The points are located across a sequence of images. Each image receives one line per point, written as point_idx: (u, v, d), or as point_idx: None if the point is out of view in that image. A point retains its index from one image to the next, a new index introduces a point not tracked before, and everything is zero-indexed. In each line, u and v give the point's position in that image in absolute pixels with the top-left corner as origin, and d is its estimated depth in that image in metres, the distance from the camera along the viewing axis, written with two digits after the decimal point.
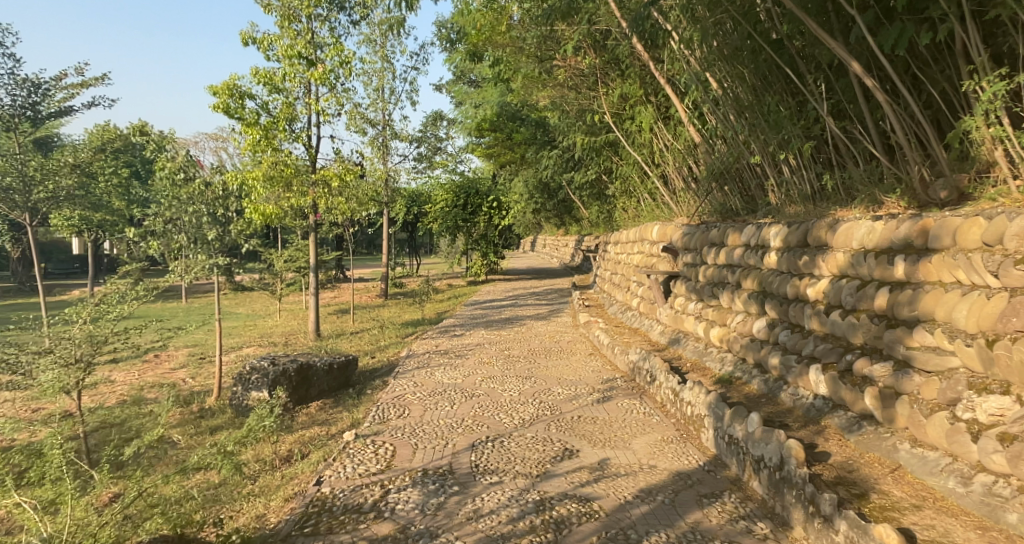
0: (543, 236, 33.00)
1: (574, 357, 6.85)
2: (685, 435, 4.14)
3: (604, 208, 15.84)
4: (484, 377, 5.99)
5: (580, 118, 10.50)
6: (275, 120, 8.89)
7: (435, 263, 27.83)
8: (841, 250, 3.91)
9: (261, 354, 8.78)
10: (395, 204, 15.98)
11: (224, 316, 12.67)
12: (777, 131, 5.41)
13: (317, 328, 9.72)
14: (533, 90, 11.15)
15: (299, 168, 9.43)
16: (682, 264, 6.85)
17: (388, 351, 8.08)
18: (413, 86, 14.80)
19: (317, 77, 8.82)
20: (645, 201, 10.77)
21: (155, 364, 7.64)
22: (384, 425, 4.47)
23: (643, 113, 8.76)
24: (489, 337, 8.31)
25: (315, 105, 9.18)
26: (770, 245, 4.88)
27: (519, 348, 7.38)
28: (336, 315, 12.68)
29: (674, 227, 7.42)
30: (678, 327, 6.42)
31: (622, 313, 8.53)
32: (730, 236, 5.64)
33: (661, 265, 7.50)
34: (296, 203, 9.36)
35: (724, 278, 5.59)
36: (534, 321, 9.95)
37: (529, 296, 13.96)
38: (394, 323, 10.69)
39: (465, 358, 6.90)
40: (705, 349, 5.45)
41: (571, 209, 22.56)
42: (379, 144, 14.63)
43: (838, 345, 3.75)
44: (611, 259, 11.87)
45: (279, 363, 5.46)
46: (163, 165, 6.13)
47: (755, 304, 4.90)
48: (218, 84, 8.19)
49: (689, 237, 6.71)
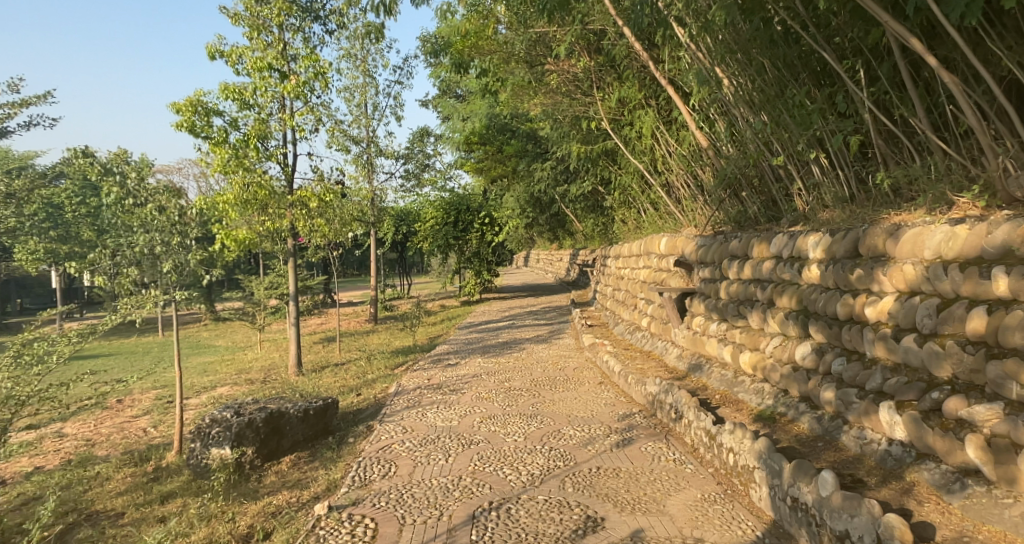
0: (536, 252, 32.30)
1: (581, 389, 6.14)
2: (730, 491, 3.45)
3: (601, 220, 15.20)
4: (483, 417, 5.27)
5: (573, 126, 9.87)
6: (246, 138, 8.20)
7: (427, 283, 27.09)
8: (908, 260, 3.22)
9: (238, 393, 8.02)
10: (383, 223, 15.31)
11: (202, 350, 11.89)
12: (805, 128, 4.66)
13: (299, 362, 8.96)
14: (522, 99, 10.53)
15: (274, 189, 8.73)
16: (697, 280, 6.18)
17: (375, 386, 7.34)
18: (398, 101, 14.19)
19: (290, 90, 8.17)
20: (647, 212, 10.11)
21: (115, 414, 6.88)
22: (365, 489, 3.74)
23: (644, 118, 8.13)
24: (485, 366, 7.57)
25: (290, 121, 8.49)
26: (809, 256, 4.20)
27: (519, 379, 6.67)
28: (322, 344, 11.91)
29: (684, 238, 6.78)
30: (697, 352, 5.73)
31: (629, 334, 7.82)
32: (757, 247, 4.96)
33: (673, 281, 6.82)
34: (271, 226, 8.65)
35: (752, 295, 4.90)
36: (534, 344, 9.24)
37: (527, 315, 13.24)
38: (383, 352, 9.93)
39: (459, 394, 6.18)
40: (734, 378, 4.76)
41: (564, 223, 21.91)
42: (364, 162, 14.00)
43: (915, 378, 3.07)
44: (612, 274, 11.17)
45: (244, 413, 4.75)
46: (108, 191, 5.42)
47: (795, 327, 4.21)
48: (181, 101, 7.50)
49: (704, 249, 6.05)
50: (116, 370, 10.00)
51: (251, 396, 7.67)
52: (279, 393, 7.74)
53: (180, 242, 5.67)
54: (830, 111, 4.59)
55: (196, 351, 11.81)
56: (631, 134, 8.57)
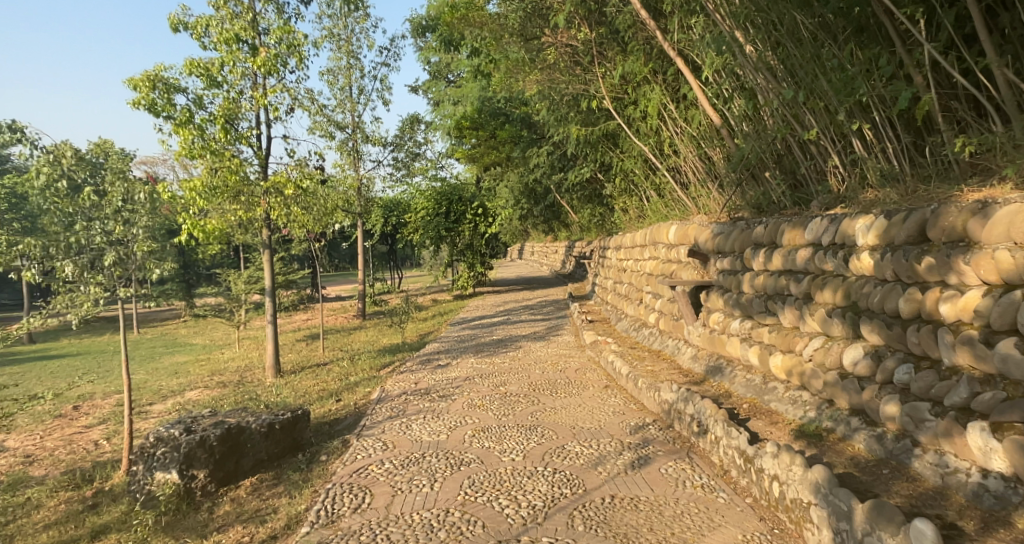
0: (531, 244, 31.70)
1: (584, 394, 5.49)
2: (777, 531, 2.82)
3: (598, 210, 14.58)
4: (475, 430, 4.62)
5: (572, 107, 9.22)
6: (212, 118, 7.55)
7: (418, 276, 26.44)
8: (1003, 246, 2.58)
9: (207, 398, 7.36)
10: (371, 214, 14.65)
11: (178, 349, 11.22)
12: (847, 94, 4.04)
13: (276, 363, 8.29)
14: (517, 78, 9.89)
15: (246, 176, 8.05)
16: (714, 271, 5.53)
17: (358, 390, 6.70)
18: (385, 84, 13.53)
19: (261, 64, 7.49)
20: (650, 199, 9.47)
21: (66, 425, 6.23)
22: (331, 529, 3.09)
23: (650, 94, 7.49)
24: (478, 367, 6.93)
25: (262, 99, 7.82)
26: (858, 242, 3.54)
27: (516, 383, 6.02)
28: (306, 342, 11.23)
29: (697, 226, 6.14)
30: (716, 352, 5.09)
31: (635, 332, 7.18)
32: (789, 233, 4.30)
33: (684, 273, 6.19)
34: (244, 216, 7.99)
35: (783, 289, 4.26)
36: (531, 341, 8.63)
37: (522, 310, 12.60)
38: (369, 350, 9.27)
39: (449, 401, 5.52)
40: (764, 384, 4.12)
41: (560, 214, 21.27)
42: (349, 149, 13.35)
43: (1018, 394, 2.43)
44: (613, 266, 10.55)
45: (196, 429, 4.10)
46: (36, 172, 4.65)
47: (840, 326, 3.55)
48: (138, 76, 6.98)
49: (722, 237, 5.40)
50: (81, 373, 9.32)
51: (223, 402, 7.00)
52: (253, 399, 7.08)
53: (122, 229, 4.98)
54: (877, 75, 3.98)
55: (171, 350, 11.12)
56: (635, 113, 7.93)
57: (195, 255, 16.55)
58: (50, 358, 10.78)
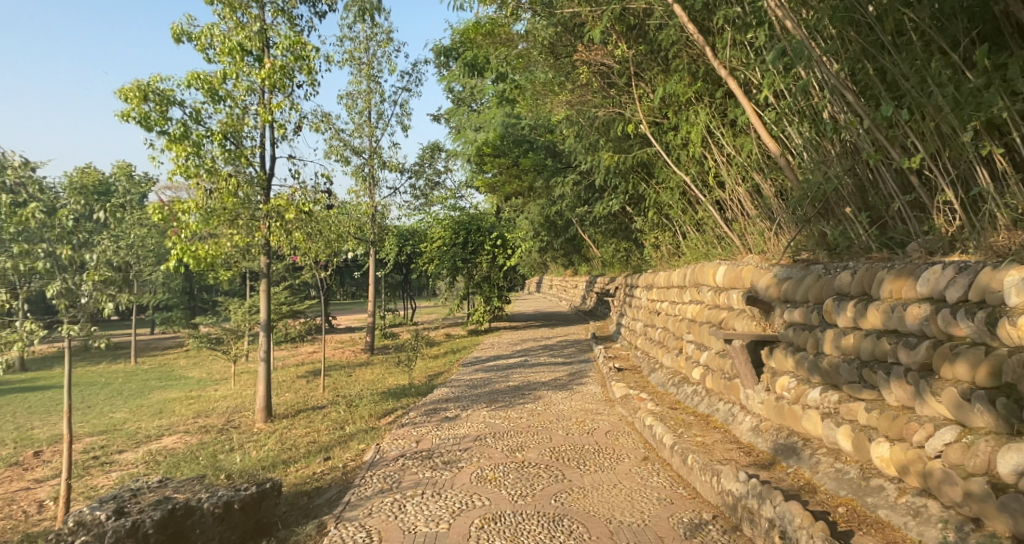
0: (550, 277, 30.86)
1: (619, 469, 4.56)
2: None
3: (624, 245, 13.71)
4: (483, 520, 3.69)
5: (603, 132, 8.37)
6: (210, 134, 6.57)
7: (433, 308, 25.61)
8: None
9: (186, 446, 6.53)
10: (384, 243, 13.89)
11: (170, 383, 10.41)
12: (977, 109, 3.13)
13: (268, 406, 7.42)
14: (543, 100, 9.09)
15: (247, 198, 7.19)
16: (779, 324, 4.59)
17: (352, 445, 5.80)
18: (405, 109, 12.85)
19: (267, 76, 6.72)
20: (688, 236, 8.56)
21: (15, 479, 5.40)
22: None
23: (694, 119, 6.62)
24: (491, 422, 6.02)
25: (268, 116, 6.94)
26: (1007, 300, 2.61)
27: (535, 448, 5.09)
28: (306, 379, 10.37)
29: (754, 269, 5.24)
30: (786, 426, 4.16)
31: (674, 389, 6.23)
32: (892, 282, 3.37)
33: (737, 323, 5.27)
34: (242, 243, 7.18)
35: (887, 354, 3.31)
36: (551, 390, 7.71)
37: (542, 350, 11.69)
38: (371, 394, 8.36)
39: (454, 471, 4.60)
40: (863, 482, 3.20)
41: (581, 248, 20.39)
42: (364, 174, 12.65)
43: None
44: (644, 307, 9.63)
45: (130, 512, 3.28)
46: None
47: (985, 416, 2.61)
48: (129, 86, 5.98)
49: (790, 283, 4.49)
50: (59, 408, 8.56)
51: (200, 453, 6.13)
52: (234, 451, 6.19)
53: (71, 258, 4.41)
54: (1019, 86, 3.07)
55: (163, 384, 10.31)
56: (676, 140, 7.05)
57: (201, 280, 15.84)
58: (33, 389, 10.00)
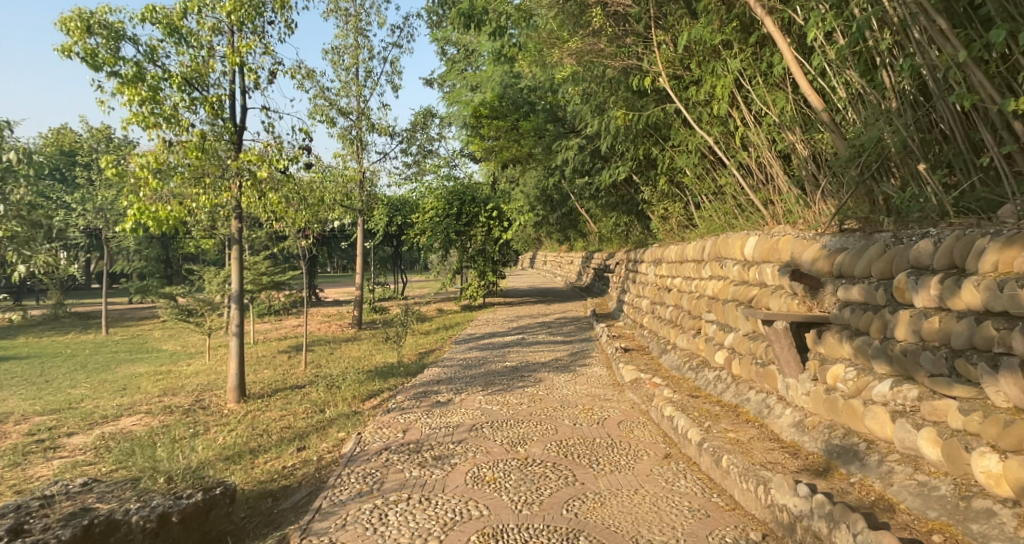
0: (544, 253, 30.17)
1: (638, 469, 3.91)
2: None
3: (627, 218, 13.02)
4: (481, 537, 3.03)
5: (614, 88, 7.61)
6: (168, 76, 5.77)
7: (425, 283, 24.91)
8: None
9: (146, 428, 5.84)
10: (373, 211, 13.12)
11: (140, 356, 9.67)
12: None
13: (240, 385, 6.72)
14: (547, 53, 8.32)
15: (214, 152, 6.42)
16: (830, 304, 3.90)
17: (331, 433, 5.12)
18: (396, 67, 12.01)
19: (234, 10, 5.90)
20: (703, 205, 7.87)
21: None
22: None
23: (720, 70, 5.90)
24: (488, 409, 5.36)
25: (236, 57, 6.12)
26: None
27: (540, 442, 4.42)
28: (287, 355, 9.64)
29: (793, 240, 4.54)
30: (840, 424, 3.50)
31: (693, 373, 5.58)
32: (1001, 252, 2.67)
33: (773, 301, 4.58)
34: (209, 204, 6.41)
35: (993, 340, 2.63)
36: (553, 372, 7.05)
37: (540, 327, 11.03)
38: (356, 372, 7.68)
39: (446, 469, 3.93)
40: (961, 503, 2.56)
41: (578, 223, 19.68)
42: (352, 137, 11.85)
43: None
44: (652, 283, 8.96)
45: (31, 530, 2.63)
46: None
47: None
48: (70, 15, 5.22)
49: (845, 256, 3.80)
50: (14, 383, 7.83)
51: (159, 437, 5.44)
52: (198, 435, 5.49)
53: None
54: None
55: (131, 357, 9.56)
56: (698, 96, 6.33)
57: (179, 247, 14.98)
58: None
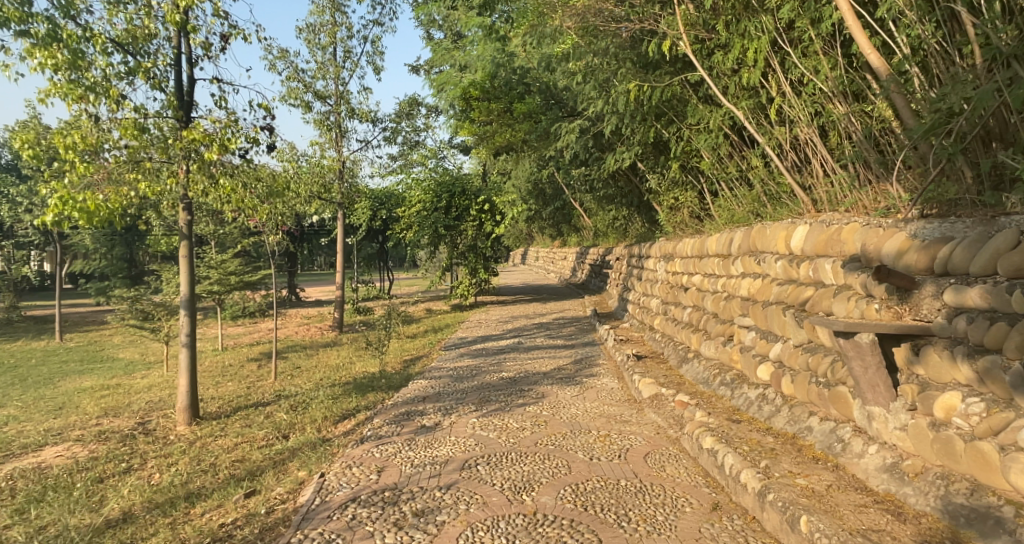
0: (536, 250, 29.26)
1: (683, 530, 2.98)
2: None
3: (627, 210, 12.13)
4: None
5: (624, 60, 6.70)
6: (93, 38, 4.78)
7: (413, 281, 23.88)
8: None
9: (71, 460, 4.85)
10: (354, 204, 12.14)
11: (93, 367, 8.64)
12: None
13: (192, 404, 5.76)
14: (546, 21, 7.36)
15: (154, 131, 5.41)
16: (931, 310, 2.97)
17: (292, 470, 4.16)
18: (377, 47, 11.03)
19: None
20: (722, 192, 6.98)
21: None
22: None
23: (754, 30, 5.00)
24: (485, 436, 4.43)
25: (180, 17, 5.13)
26: None
27: (550, 487, 3.47)
28: (257, 363, 8.67)
29: (863, 228, 3.60)
30: (961, 475, 2.60)
31: (727, 389, 4.69)
32: None
33: (837, 306, 3.65)
34: (151, 192, 5.42)
35: None
36: (558, 383, 6.12)
37: (538, 329, 10.11)
38: (331, 386, 6.73)
39: (430, 532, 2.99)
40: None
41: (572, 217, 18.80)
42: (331, 124, 10.86)
43: None
44: (662, 281, 8.07)
45: None
46: None
47: None
48: None
49: (955, 247, 2.87)
50: None
51: (82, 475, 4.46)
52: (131, 471, 4.50)
53: None
54: None
55: (81, 368, 8.51)
56: (725, 64, 5.43)
57: (145, 244, 13.87)
58: None
